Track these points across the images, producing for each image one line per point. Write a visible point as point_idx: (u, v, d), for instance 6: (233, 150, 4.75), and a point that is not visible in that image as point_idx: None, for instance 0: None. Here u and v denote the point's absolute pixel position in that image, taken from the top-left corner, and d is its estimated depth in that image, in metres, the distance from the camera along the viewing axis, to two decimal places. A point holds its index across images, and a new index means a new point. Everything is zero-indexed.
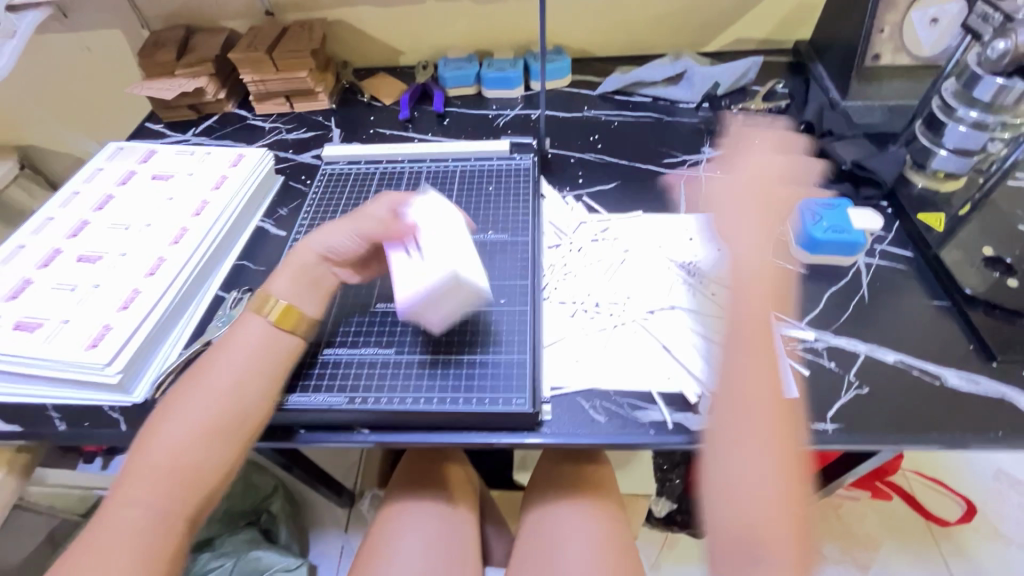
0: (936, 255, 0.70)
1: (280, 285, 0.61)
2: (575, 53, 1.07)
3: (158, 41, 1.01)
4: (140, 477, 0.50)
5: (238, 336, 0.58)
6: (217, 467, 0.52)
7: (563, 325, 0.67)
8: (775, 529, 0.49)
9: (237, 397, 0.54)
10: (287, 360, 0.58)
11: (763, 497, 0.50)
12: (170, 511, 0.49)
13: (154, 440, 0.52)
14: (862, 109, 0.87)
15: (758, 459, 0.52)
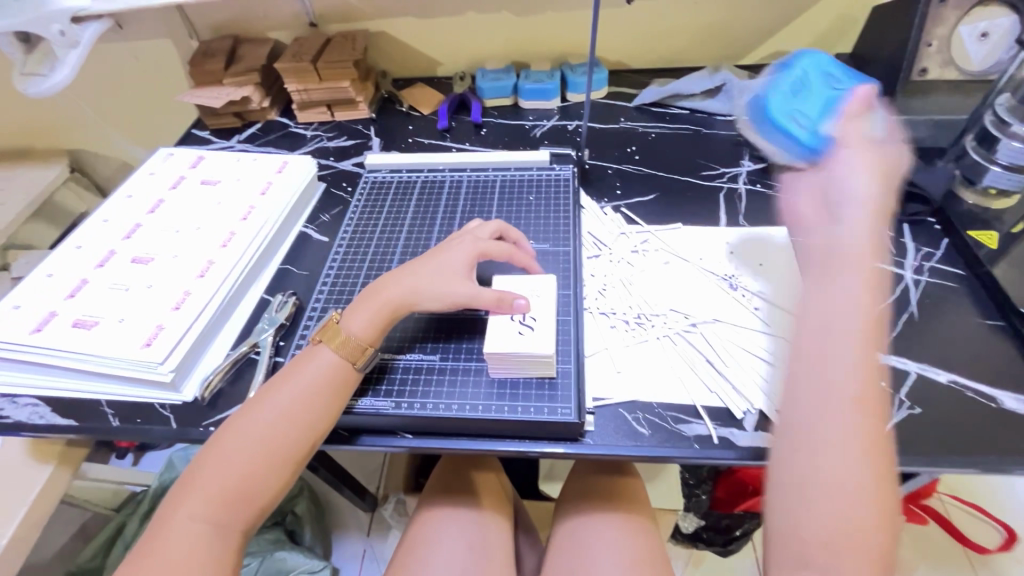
0: (988, 273, 0.69)
1: (352, 318, 0.60)
2: (612, 64, 1.08)
3: (208, 51, 1.05)
4: (194, 497, 0.51)
5: (297, 369, 0.58)
6: (269, 485, 0.53)
7: (606, 336, 0.67)
8: (863, 532, 0.43)
9: (284, 420, 0.54)
10: (339, 393, 0.57)
11: (851, 499, 0.44)
12: (224, 529, 0.50)
13: (207, 461, 0.53)
14: (906, 123, 0.85)
15: (848, 457, 0.45)
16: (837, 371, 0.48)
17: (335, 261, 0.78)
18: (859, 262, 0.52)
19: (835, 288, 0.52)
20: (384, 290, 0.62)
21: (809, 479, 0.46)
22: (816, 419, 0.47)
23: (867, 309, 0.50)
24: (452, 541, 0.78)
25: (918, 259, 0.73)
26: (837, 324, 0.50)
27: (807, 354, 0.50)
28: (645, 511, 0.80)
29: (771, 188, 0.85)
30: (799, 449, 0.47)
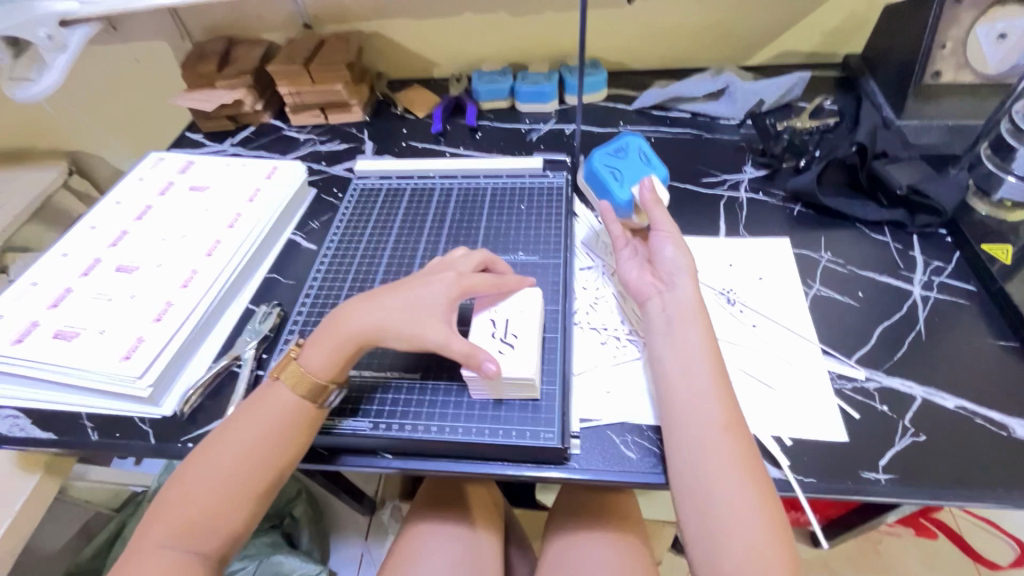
0: (1001, 289, 0.65)
1: (310, 352, 0.57)
2: (612, 66, 1.04)
3: (202, 53, 1.03)
4: (163, 524, 0.50)
5: (263, 400, 0.56)
6: (240, 517, 0.51)
7: (595, 353, 0.65)
8: (769, 555, 0.45)
9: (250, 445, 0.53)
10: (303, 421, 0.55)
11: (754, 524, 0.46)
12: (193, 558, 0.49)
13: (175, 489, 0.51)
14: (918, 129, 0.81)
15: (742, 484, 0.48)
16: (713, 406, 0.51)
17: (320, 270, 0.76)
18: (690, 311, 0.57)
19: (683, 327, 0.56)
20: (345, 323, 0.58)
21: (712, 513, 0.47)
22: (707, 452, 0.49)
23: (709, 344, 0.55)
24: (439, 557, 0.75)
25: (926, 274, 0.70)
26: (704, 363, 0.53)
27: (679, 393, 0.53)
28: (641, 531, 0.76)
29: (774, 196, 0.81)
30: (700, 484, 0.48)
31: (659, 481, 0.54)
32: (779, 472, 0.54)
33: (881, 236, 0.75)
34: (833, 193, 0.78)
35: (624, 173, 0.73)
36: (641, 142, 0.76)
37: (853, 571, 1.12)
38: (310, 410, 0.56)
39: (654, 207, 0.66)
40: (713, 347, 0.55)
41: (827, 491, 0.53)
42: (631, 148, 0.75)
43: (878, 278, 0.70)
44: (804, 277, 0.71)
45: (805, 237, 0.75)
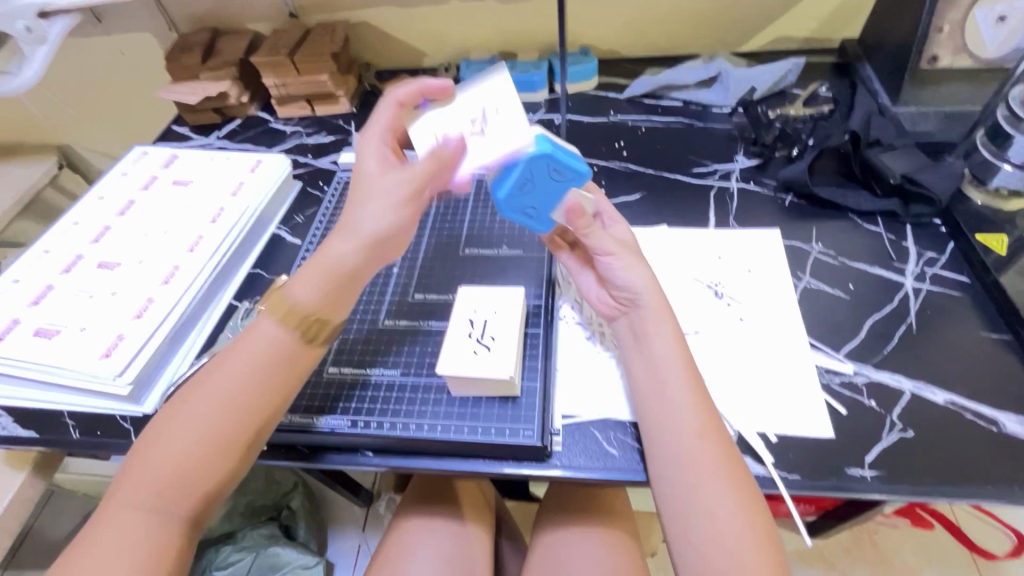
0: (995, 281, 0.64)
1: (295, 283, 0.54)
2: (603, 53, 1.02)
3: (186, 44, 1.02)
4: (134, 483, 0.49)
5: (244, 340, 0.54)
6: (220, 469, 0.51)
7: (579, 348, 0.63)
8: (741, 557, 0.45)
9: (226, 401, 0.51)
10: (288, 365, 0.53)
11: (737, 534, 0.46)
12: (166, 516, 0.49)
13: (145, 451, 0.51)
14: (914, 116, 0.79)
15: (722, 494, 0.47)
16: (685, 416, 0.50)
17: (302, 265, 0.77)
18: (655, 321, 0.55)
19: (653, 334, 0.55)
20: (332, 243, 0.55)
21: (695, 528, 0.47)
22: (684, 467, 0.49)
23: (683, 351, 0.54)
24: (427, 554, 0.74)
25: (918, 265, 0.68)
26: (677, 375, 0.52)
27: (651, 401, 0.52)
28: (630, 525, 0.75)
29: (765, 186, 0.80)
30: (680, 499, 0.48)
31: (641, 478, 0.54)
32: (762, 469, 0.54)
33: (874, 226, 0.73)
34: (824, 183, 0.76)
35: (541, 187, 0.55)
36: (547, 160, 0.52)
37: (847, 561, 1.10)
38: (295, 351, 0.54)
39: (591, 233, 0.58)
40: (684, 355, 0.54)
41: (811, 488, 0.52)
42: (533, 173, 0.53)
43: (869, 270, 0.69)
44: (794, 269, 0.70)
45: (795, 227, 0.74)
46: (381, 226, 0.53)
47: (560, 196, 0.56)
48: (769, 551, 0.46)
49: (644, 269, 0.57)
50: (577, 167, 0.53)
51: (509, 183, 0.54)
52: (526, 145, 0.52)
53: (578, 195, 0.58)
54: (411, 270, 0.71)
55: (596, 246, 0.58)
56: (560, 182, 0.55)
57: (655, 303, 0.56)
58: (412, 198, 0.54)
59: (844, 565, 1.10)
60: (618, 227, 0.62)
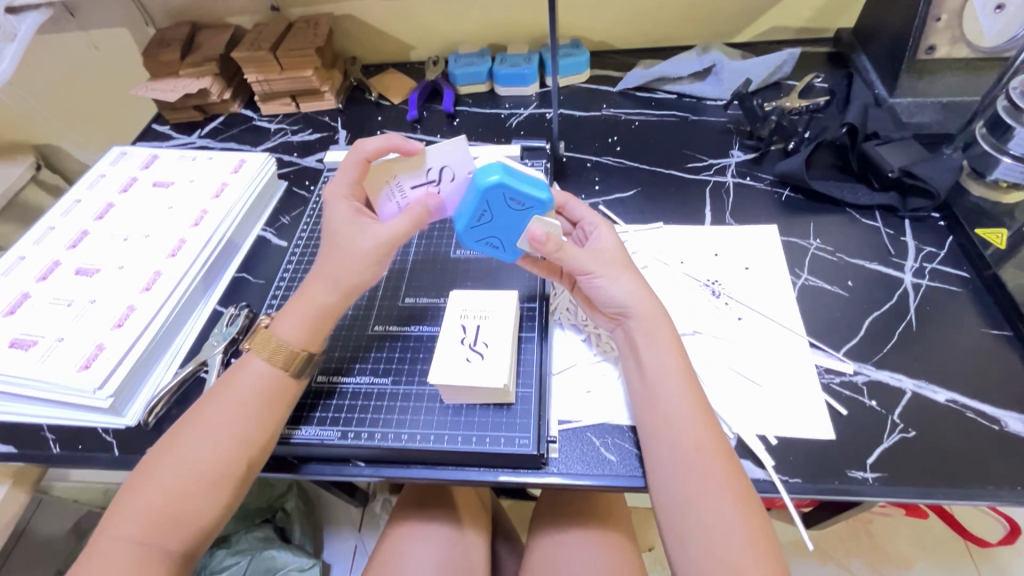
0: (994, 276, 0.63)
1: (282, 322, 0.55)
2: (595, 45, 1.00)
3: (163, 40, 0.98)
4: (126, 516, 0.47)
5: (236, 379, 0.54)
6: (209, 507, 0.49)
7: (575, 351, 0.62)
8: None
9: (226, 432, 0.50)
10: (281, 398, 0.54)
11: (738, 548, 0.45)
12: (154, 550, 0.47)
13: (139, 481, 0.49)
14: (911, 106, 0.78)
15: (722, 506, 0.46)
16: (683, 426, 0.49)
17: (288, 269, 0.74)
18: (646, 330, 0.54)
19: (649, 345, 0.53)
20: (310, 288, 0.56)
21: (693, 541, 0.46)
22: (682, 479, 0.47)
23: (680, 364, 0.53)
24: (422, 559, 0.73)
25: (917, 260, 0.67)
26: (673, 384, 0.51)
27: (649, 416, 0.51)
28: (628, 526, 0.74)
29: (762, 181, 0.78)
30: (680, 512, 0.47)
31: (639, 485, 0.52)
32: (763, 473, 0.53)
33: (872, 221, 0.72)
34: (821, 176, 0.76)
35: (500, 215, 0.55)
36: (501, 189, 0.52)
37: (842, 552, 1.11)
38: (288, 383, 0.54)
39: (564, 253, 0.55)
40: (680, 364, 0.53)
41: (813, 492, 0.51)
42: (491, 204, 0.53)
43: (868, 266, 0.67)
44: (792, 266, 0.68)
45: (793, 223, 0.73)
46: (358, 277, 0.55)
47: (523, 225, 0.55)
48: (772, 565, 0.45)
49: (632, 279, 0.56)
50: (535, 194, 0.53)
51: (469, 214, 0.55)
52: (482, 175, 0.52)
53: (541, 221, 0.55)
54: (400, 273, 0.70)
55: (574, 264, 0.55)
56: (522, 211, 0.54)
57: (646, 314, 0.54)
58: (387, 254, 0.56)
59: (840, 556, 1.10)
60: (602, 235, 0.60)
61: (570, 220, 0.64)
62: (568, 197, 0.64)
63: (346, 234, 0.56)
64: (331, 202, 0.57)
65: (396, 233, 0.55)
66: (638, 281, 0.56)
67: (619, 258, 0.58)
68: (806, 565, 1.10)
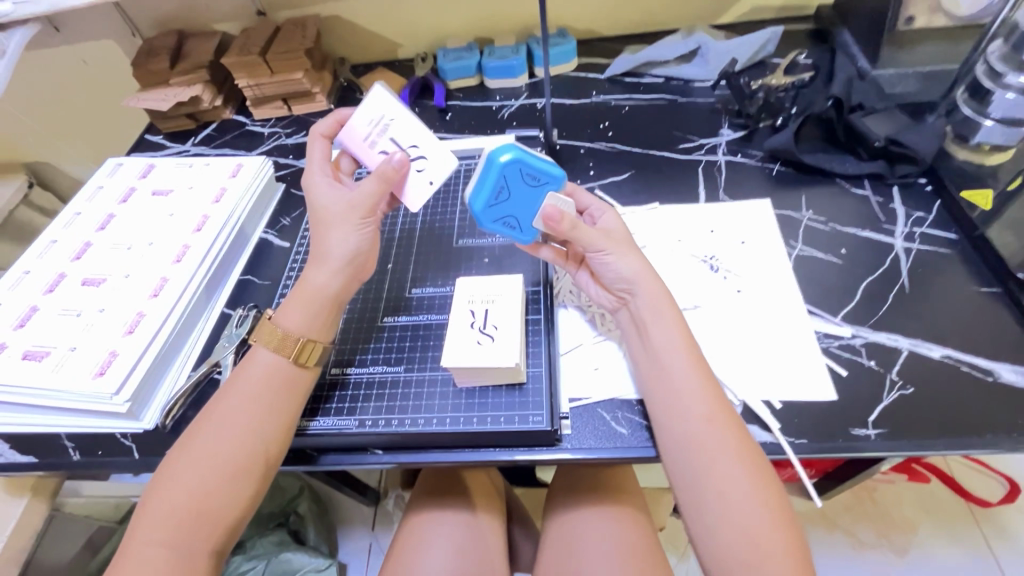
0: (982, 235, 0.65)
1: (287, 310, 0.57)
2: (581, 33, 1.01)
3: (151, 50, 0.98)
4: (152, 520, 0.49)
5: (245, 372, 0.55)
6: (232, 503, 0.50)
7: (581, 330, 0.64)
8: (767, 544, 0.45)
9: (240, 431, 0.51)
10: (292, 389, 0.55)
11: (752, 513, 0.46)
12: (186, 551, 0.48)
13: (161, 485, 0.50)
14: (893, 78, 0.80)
15: (734, 473, 0.48)
16: (690, 399, 0.51)
17: (293, 267, 0.75)
18: (651, 308, 0.55)
19: (655, 325, 0.54)
20: (305, 275, 0.58)
21: (709, 510, 0.47)
22: (694, 450, 0.49)
23: (686, 340, 0.54)
24: (443, 544, 0.74)
25: (907, 225, 0.69)
26: (680, 359, 0.52)
27: (657, 393, 0.52)
28: (640, 501, 0.76)
29: (752, 157, 0.80)
30: (693, 483, 0.48)
31: (652, 454, 0.54)
32: (770, 436, 0.54)
33: (861, 189, 0.74)
34: (810, 150, 0.77)
35: (514, 192, 0.57)
36: (518, 165, 0.55)
37: (848, 519, 1.13)
38: (298, 374, 0.56)
39: (579, 232, 0.56)
40: (685, 337, 0.54)
41: (818, 451, 0.53)
42: (508, 178, 0.55)
43: (860, 233, 0.69)
44: (786, 237, 0.70)
45: (785, 196, 0.74)
46: (345, 246, 0.57)
47: (539, 200, 0.57)
48: (785, 526, 0.47)
49: (635, 258, 0.57)
50: (549, 167, 0.56)
51: (488, 193, 0.56)
52: (498, 155, 0.55)
53: (553, 198, 0.57)
54: (405, 263, 0.71)
55: (588, 243, 0.56)
56: (536, 186, 0.57)
57: (651, 291, 0.55)
58: (365, 216, 0.58)
59: (846, 523, 1.13)
60: (610, 219, 0.61)
61: (577, 207, 0.64)
62: (574, 187, 0.64)
63: (330, 209, 0.58)
64: (309, 178, 0.61)
65: (372, 200, 0.57)
66: (641, 260, 0.57)
67: (623, 238, 0.59)
68: (816, 535, 1.12)
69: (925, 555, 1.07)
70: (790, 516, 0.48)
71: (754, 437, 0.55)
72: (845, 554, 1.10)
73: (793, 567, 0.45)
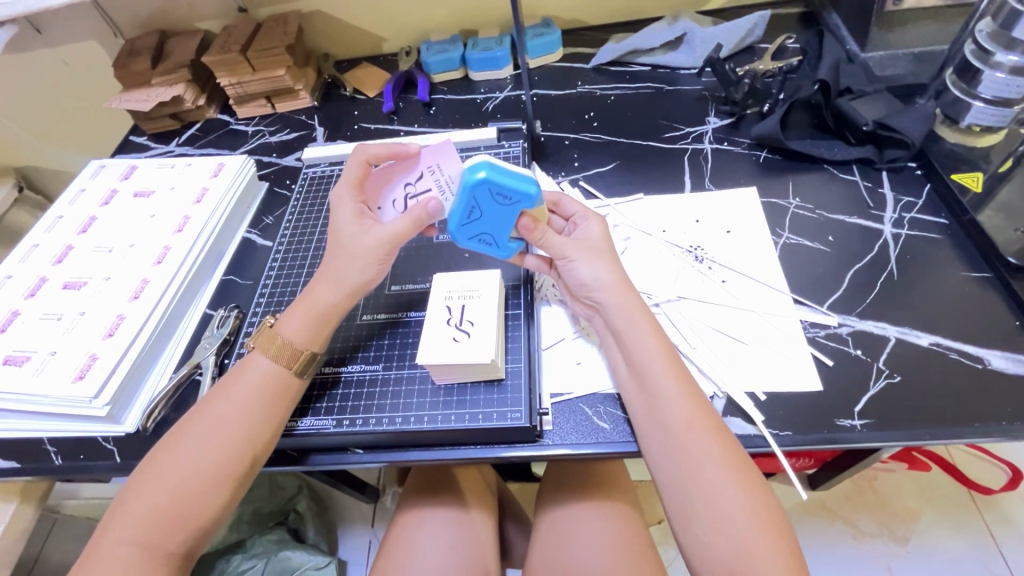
0: (973, 220, 0.64)
1: (288, 321, 0.56)
2: (566, 23, 0.99)
3: (133, 50, 0.97)
4: (125, 520, 0.48)
5: (239, 377, 0.55)
6: (207, 507, 0.49)
7: (563, 325, 0.63)
8: (755, 549, 0.44)
9: (214, 436, 0.51)
10: (285, 396, 0.54)
11: (738, 518, 0.45)
12: (157, 552, 0.47)
13: (137, 486, 0.50)
14: (883, 60, 0.77)
15: (720, 478, 0.46)
16: (674, 405, 0.49)
17: (274, 266, 0.75)
18: (628, 316, 0.53)
19: (632, 329, 0.53)
20: (314, 289, 0.57)
21: (696, 517, 0.46)
22: (678, 455, 0.48)
23: (664, 342, 0.53)
24: (433, 539, 0.73)
25: (896, 211, 0.68)
26: (661, 364, 0.51)
27: (640, 398, 0.51)
28: (633, 496, 0.75)
29: (739, 145, 0.78)
30: (679, 489, 0.47)
31: (634, 449, 0.53)
32: (753, 428, 0.54)
33: (850, 175, 0.72)
34: (798, 136, 0.76)
35: (490, 211, 0.55)
36: (488, 185, 0.53)
37: (848, 508, 1.12)
38: (292, 381, 0.55)
39: (546, 241, 0.56)
40: (663, 342, 0.52)
41: (803, 443, 0.52)
42: (480, 199, 0.54)
43: (848, 220, 0.68)
44: (773, 226, 0.69)
45: (772, 184, 0.73)
46: (360, 276, 0.57)
47: (513, 220, 0.55)
48: (775, 531, 0.45)
49: (607, 265, 0.56)
50: (521, 187, 0.53)
51: (460, 212, 0.55)
52: (469, 173, 0.53)
53: (528, 214, 0.55)
54: (385, 260, 0.70)
55: (554, 250, 0.57)
56: (510, 204, 0.54)
57: (625, 298, 0.54)
58: (389, 252, 0.57)
59: (846, 513, 1.12)
60: (584, 227, 0.60)
61: (561, 216, 0.64)
62: (556, 194, 0.63)
63: (349, 232, 0.58)
64: (336, 204, 0.59)
65: (396, 234, 0.57)
66: (614, 267, 0.56)
67: (601, 246, 0.57)
68: (815, 525, 1.11)
69: (925, 544, 1.06)
70: (780, 520, 0.46)
71: (737, 430, 0.54)
72: (844, 544, 1.09)
73: (786, 573, 0.44)
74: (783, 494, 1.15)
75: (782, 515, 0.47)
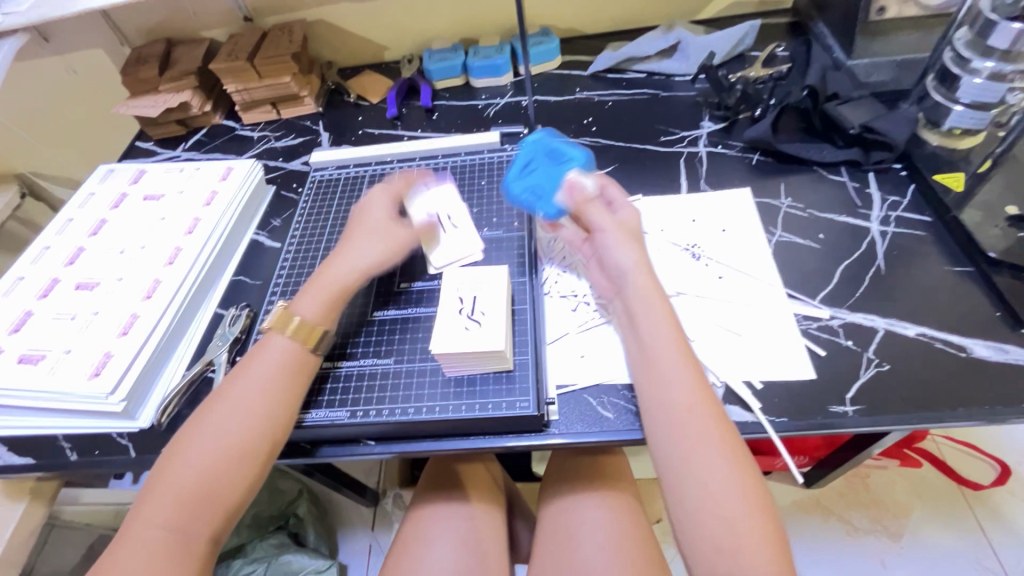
0: (954, 217, 0.67)
1: (303, 299, 0.59)
2: (564, 32, 1.02)
3: (140, 58, 1.00)
4: (155, 504, 0.49)
5: (258, 356, 0.57)
6: (236, 486, 0.51)
7: (566, 321, 0.65)
8: (746, 533, 0.46)
9: (243, 419, 0.52)
10: (301, 373, 0.57)
11: (731, 501, 0.47)
12: (187, 533, 0.49)
13: (164, 472, 0.51)
14: (868, 68, 0.81)
15: (717, 461, 0.49)
16: (680, 389, 0.52)
17: (285, 266, 0.76)
18: (652, 298, 0.56)
19: (649, 313, 0.55)
20: (326, 268, 0.62)
21: (690, 498, 0.48)
22: (681, 439, 0.50)
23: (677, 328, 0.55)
24: (442, 538, 0.74)
25: (882, 210, 0.71)
26: (671, 352, 0.53)
27: (648, 381, 0.53)
28: (636, 491, 0.77)
29: (733, 148, 0.81)
30: (676, 471, 0.49)
31: (637, 437, 0.55)
32: (750, 416, 0.56)
33: (838, 176, 0.76)
34: (789, 139, 0.79)
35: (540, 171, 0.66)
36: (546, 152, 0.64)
37: (842, 505, 1.14)
38: (308, 359, 0.58)
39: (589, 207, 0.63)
40: (677, 326, 0.55)
41: (797, 429, 0.55)
42: (537, 162, 0.65)
43: (836, 219, 0.71)
44: (766, 225, 0.72)
45: (765, 185, 0.76)
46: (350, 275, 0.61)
47: (559, 183, 0.66)
48: (763, 514, 0.48)
49: (636, 250, 0.59)
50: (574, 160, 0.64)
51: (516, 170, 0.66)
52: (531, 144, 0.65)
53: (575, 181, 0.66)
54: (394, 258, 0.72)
55: (593, 221, 0.62)
56: (560, 168, 0.65)
57: (642, 285, 0.57)
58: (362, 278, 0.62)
59: (841, 510, 1.14)
60: (620, 208, 0.63)
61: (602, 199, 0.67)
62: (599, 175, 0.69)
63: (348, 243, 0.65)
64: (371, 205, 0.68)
65: (368, 265, 0.63)
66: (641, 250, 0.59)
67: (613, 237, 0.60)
68: (810, 523, 1.13)
69: (918, 540, 1.09)
70: (769, 507, 0.49)
71: (735, 418, 0.56)
72: (839, 541, 1.11)
73: (772, 556, 0.46)
74: (781, 492, 1.17)
75: (773, 502, 0.49)
